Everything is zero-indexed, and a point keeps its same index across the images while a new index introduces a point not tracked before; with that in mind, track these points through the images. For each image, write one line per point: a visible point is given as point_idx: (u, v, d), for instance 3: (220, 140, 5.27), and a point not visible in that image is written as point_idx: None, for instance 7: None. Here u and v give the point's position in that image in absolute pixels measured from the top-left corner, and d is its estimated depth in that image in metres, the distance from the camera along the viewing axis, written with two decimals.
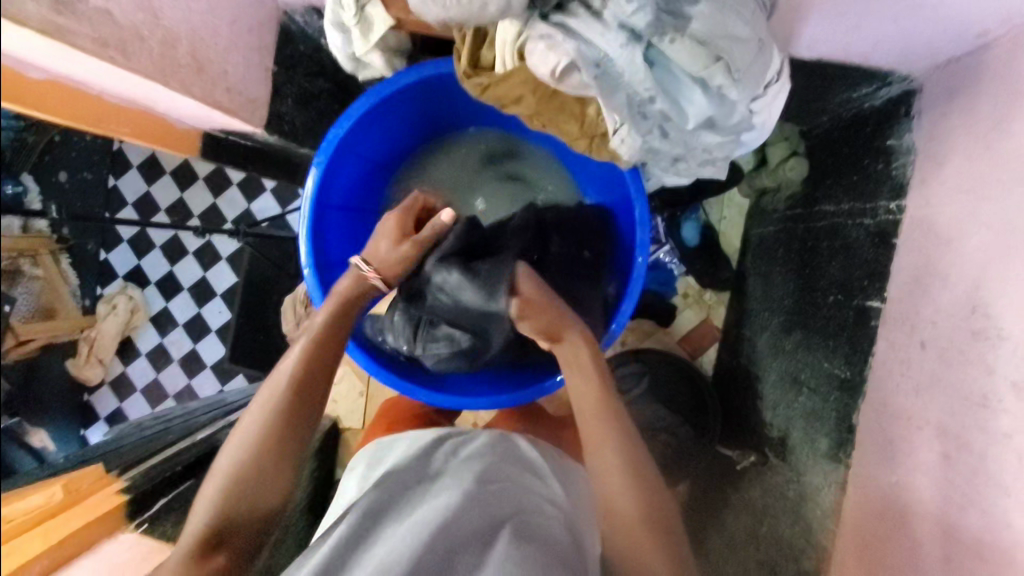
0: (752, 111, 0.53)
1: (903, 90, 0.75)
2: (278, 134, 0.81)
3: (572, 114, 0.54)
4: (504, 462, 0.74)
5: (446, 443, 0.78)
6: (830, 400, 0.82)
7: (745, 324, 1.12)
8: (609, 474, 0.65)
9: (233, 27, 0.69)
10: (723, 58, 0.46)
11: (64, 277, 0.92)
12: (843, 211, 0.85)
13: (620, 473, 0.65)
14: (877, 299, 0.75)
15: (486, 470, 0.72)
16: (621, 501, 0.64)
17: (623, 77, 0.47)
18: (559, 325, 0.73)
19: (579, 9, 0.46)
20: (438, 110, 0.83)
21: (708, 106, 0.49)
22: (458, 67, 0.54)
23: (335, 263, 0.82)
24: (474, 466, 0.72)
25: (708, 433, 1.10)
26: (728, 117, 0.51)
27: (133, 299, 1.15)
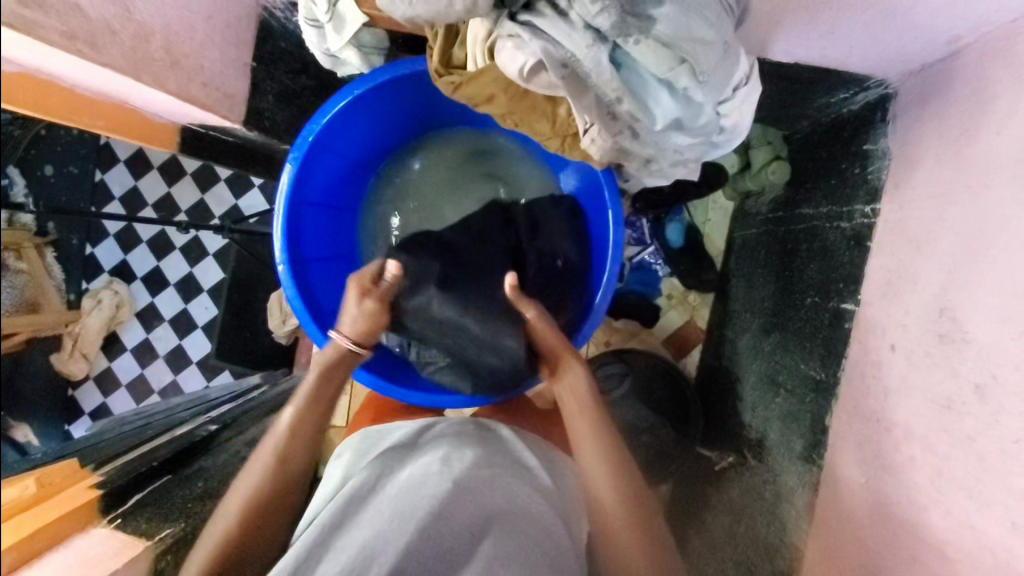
0: (721, 111, 0.53)
1: (879, 94, 0.75)
2: (258, 130, 0.81)
3: (543, 113, 0.54)
4: (495, 452, 0.73)
5: (435, 427, 0.78)
6: (806, 401, 0.82)
7: (728, 326, 1.12)
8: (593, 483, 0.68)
9: (210, 22, 0.69)
10: (687, 60, 0.46)
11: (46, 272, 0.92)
12: (821, 214, 0.86)
13: (607, 487, 0.67)
14: (851, 302, 0.76)
15: (476, 456, 0.70)
16: (607, 504, 0.66)
17: (590, 77, 0.47)
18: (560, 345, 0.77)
19: (546, 10, 0.46)
20: (416, 109, 0.84)
21: (673, 108, 0.49)
22: (431, 65, 0.54)
23: (311, 260, 0.82)
24: (466, 453, 0.70)
25: (688, 433, 1.11)
26: (696, 118, 0.52)
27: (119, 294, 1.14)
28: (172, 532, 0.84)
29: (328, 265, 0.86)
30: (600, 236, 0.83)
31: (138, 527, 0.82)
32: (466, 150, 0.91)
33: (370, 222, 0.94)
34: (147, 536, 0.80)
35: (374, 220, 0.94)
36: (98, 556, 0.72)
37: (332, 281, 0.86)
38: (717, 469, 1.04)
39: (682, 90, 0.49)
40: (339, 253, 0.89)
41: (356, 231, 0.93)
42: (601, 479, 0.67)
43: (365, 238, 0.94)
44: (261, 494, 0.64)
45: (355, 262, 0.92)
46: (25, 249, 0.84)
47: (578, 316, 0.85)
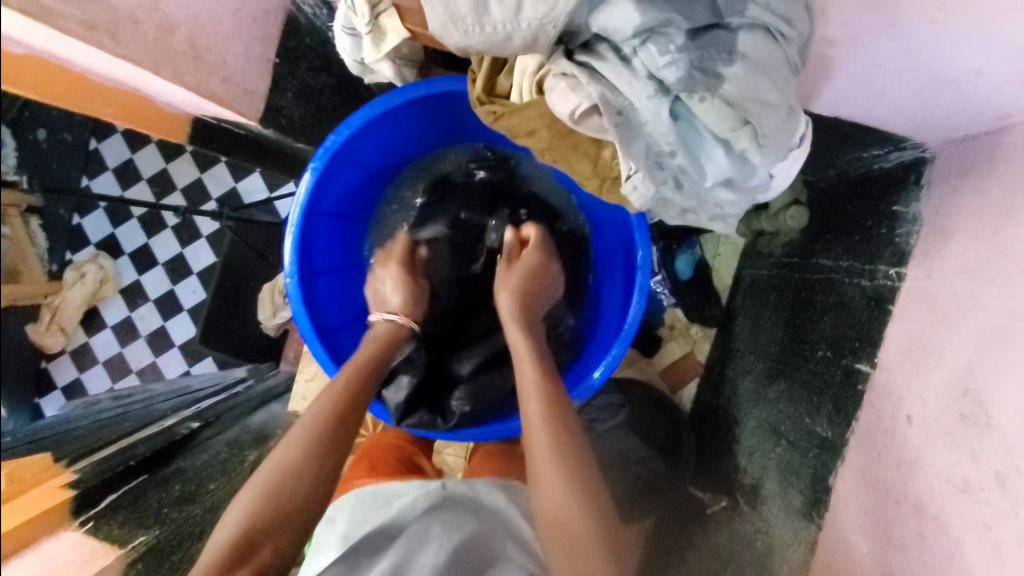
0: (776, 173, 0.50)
1: (915, 157, 0.74)
2: (274, 128, 0.77)
3: (586, 153, 0.51)
4: (488, 527, 0.72)
5: (435, 484, 0.77)
6: (809, 456, 0.81)
7: (729, 366, 1.13)
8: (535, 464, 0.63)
9: (236, 15, 0.66)
10: (752, 122, 0.43)
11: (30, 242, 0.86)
12: (841, 268, 0.85)
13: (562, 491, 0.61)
14: (866, 363, 0.74)
15: (468, 524, 0.71)
16: (557, 498, 0.61)
17: (645, 126, 0.45)
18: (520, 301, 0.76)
19: (608, 52, 0.44)
20: (446, 125, 0.81)
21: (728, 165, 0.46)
22: (474, 91, 0.53)
23: (320, 272, 0.79)
24: (466, 521, 0.71)
25: (679, 469, 1.09)
26: (747, 178, 0.48)
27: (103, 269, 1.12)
28: (145, 541, 0.82)
29: (334, 276, 0.82)
30: (618, 277, 0.84)
31: (110, 534, 0.79)
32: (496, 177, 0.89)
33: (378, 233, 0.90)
34: (119, 545, 0.79)
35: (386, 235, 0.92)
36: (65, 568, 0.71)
37: (341, 292, 0.84)
38: (707, 513, 1.03)
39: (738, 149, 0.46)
40: (350, 265, 0.87)
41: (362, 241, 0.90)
42: (535, 437, 0.64)
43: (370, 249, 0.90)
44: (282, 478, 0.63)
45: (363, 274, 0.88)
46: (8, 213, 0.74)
47: (587, 350, 0.85)
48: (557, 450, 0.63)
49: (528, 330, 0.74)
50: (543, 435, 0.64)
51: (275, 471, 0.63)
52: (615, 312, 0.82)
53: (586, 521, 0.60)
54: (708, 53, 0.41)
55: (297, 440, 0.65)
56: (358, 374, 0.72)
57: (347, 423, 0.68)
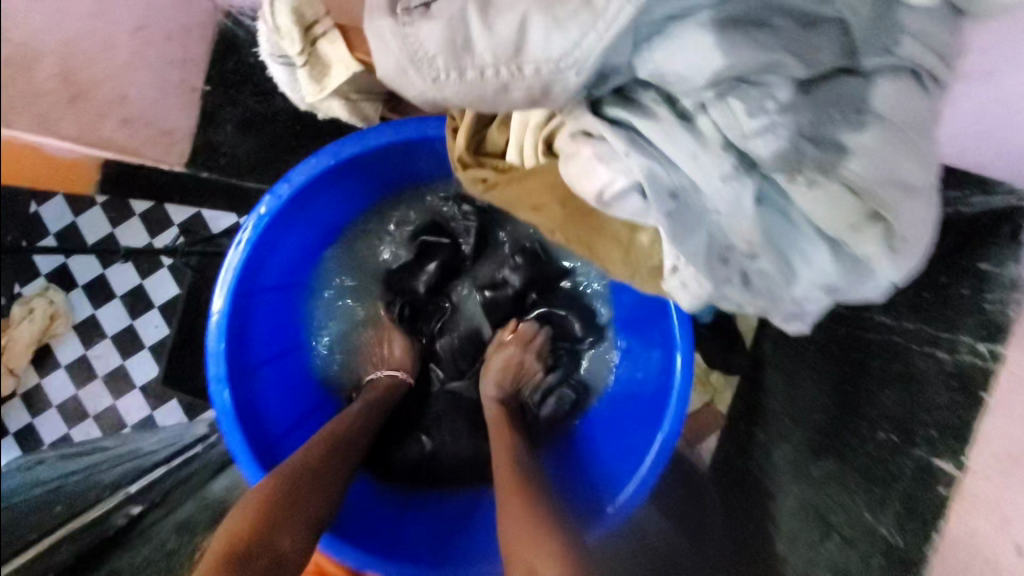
0: (897, 283, 0.40)
1: (1009, 204, 0.58)
2: (211, 169, 0.68)
3: (613, 235, 0.42)
4: None
5: None
6: (873, 565, 0.67)
7: (757, 425, 0.98)
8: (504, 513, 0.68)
9: (139, 34, 0.50)
10: (886, 215, 0.35)
11: None
12: (906, 331, 0.70)
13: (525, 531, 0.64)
14: (951, 462, 0.60)
15: None
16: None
17: (719, 209, 0.37)
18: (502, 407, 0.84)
19: (666, 109, 0.37)
20: (393, 173, 0.80)
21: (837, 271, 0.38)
22: (456, 150, 0.46)
23: (259, 364, 0.78)
24: None
25: (704, 546, 0.95)
26: (853, 288, 0.39)
27: None
28: None
29: (275, 358, 0.81)
30: (645, 368, 0.80)
31: None
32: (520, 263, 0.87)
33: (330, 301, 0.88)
34: None
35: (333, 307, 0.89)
36: None
37: (286, 378, 0.83)
38: None
39: (853, 250, 0.37)
40: (298, 345, 0.85)
41: (308, 310, 0.87)
42: (511, 516, 0.66)
43: (320, 317, 0.88)
44: (269, 500, 0.67)
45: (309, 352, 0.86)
46: None
47: (604, 441, 0.83)
48: (522, 511, 0.66)
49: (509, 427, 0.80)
50: (516, 525, 0.65)
51: (265, 489, 0.68)
52: (639, 397, 0.80)
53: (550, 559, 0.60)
54: (824, 117, 0.36)
55: (291, 463, 0.71)
56: (352, 421, 0.79)
57: (339, 464, 0.74)
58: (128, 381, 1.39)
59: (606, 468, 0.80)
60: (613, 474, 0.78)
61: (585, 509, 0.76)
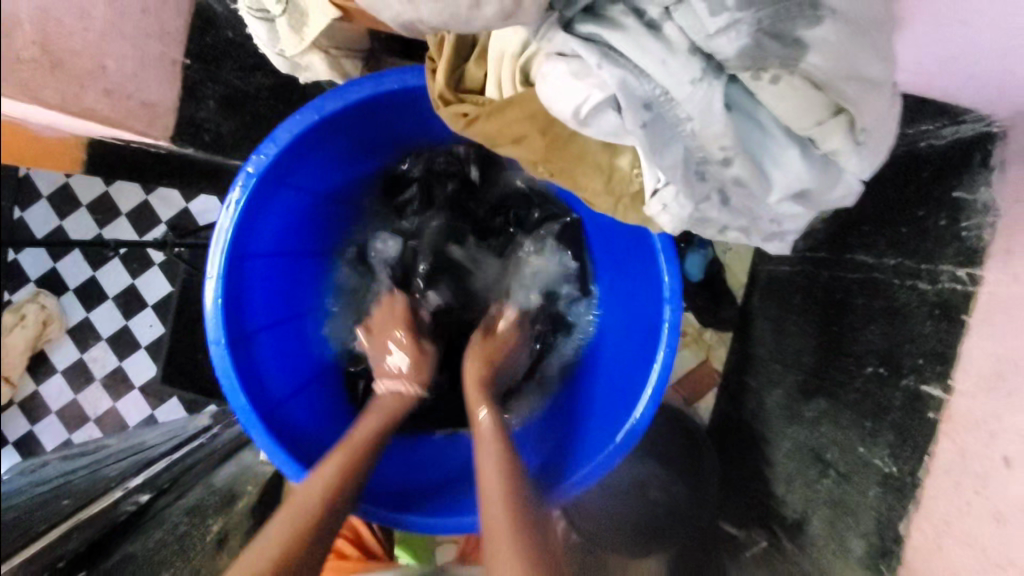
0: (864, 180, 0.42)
1: (978, 132, 0.60)
2: (193, 146, 0.64)
3: (596, 164, 0.43)
4: None
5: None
6: (868, 496, 0.68)
7: (749, 374, 1.00)
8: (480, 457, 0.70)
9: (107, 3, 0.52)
10: (846, 110, 0.37)
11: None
12: (887, 268, 0.72)
13: (495, 493, 0.66)
14: (937, 386, 0.62)
15: None
16: (495, 513, 0.64)
17: (688, 121, 0.37)
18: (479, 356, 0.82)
19: (627, 19, 0.37)
20: (380, 135, 0.75)
21: (805, 172, 0.39)
22: (437, 87, 0.46)
23: (257, 330, 0.70)
24: None
25: (700, 492, 0.98)
26: (827, 190, 0.41)
27: (46, 310, 1.33)
28: None
29: (275, 330, 0.74)
30: (625, 305, 0.77)
31: None
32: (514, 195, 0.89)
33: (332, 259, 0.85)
34: None
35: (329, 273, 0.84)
36: None
37: (285, 346, 0.76)
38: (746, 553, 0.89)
39: (822, 149, 0.38)
40: (297, 313, 0.79)
41: (314, 281, 0.83)
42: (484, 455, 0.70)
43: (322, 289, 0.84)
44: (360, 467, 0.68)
45: (310, 321, 0.81)
46: None
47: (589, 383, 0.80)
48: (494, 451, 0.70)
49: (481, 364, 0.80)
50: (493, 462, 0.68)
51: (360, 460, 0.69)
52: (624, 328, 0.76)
53: (502, 502, 0.65)
54: (786, 10, 0.33)
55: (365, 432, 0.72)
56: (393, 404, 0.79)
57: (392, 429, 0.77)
58: (127, 382, 1.39)
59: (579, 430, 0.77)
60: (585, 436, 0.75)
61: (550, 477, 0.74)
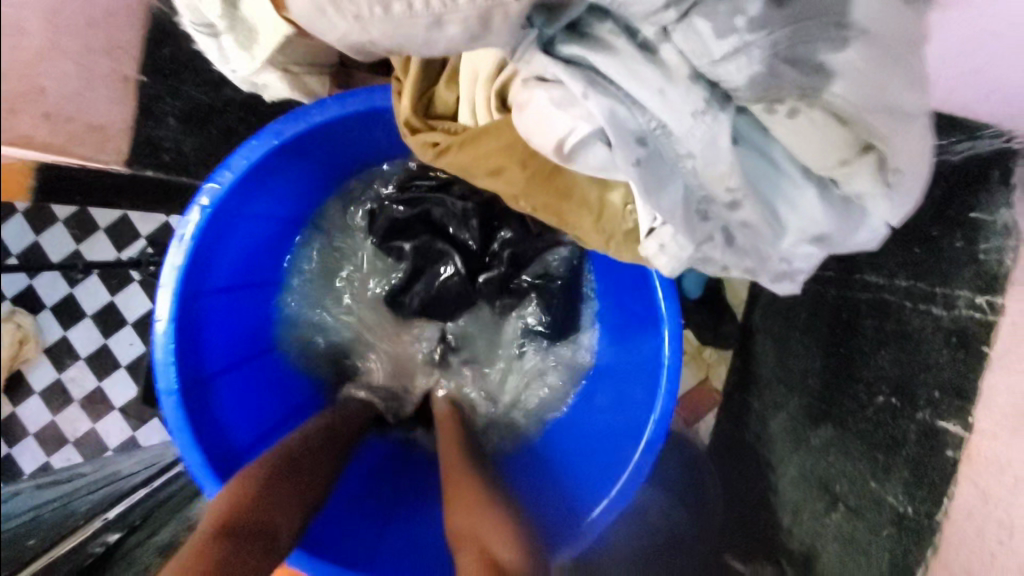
0: (892, 226, 0.39)
1: (995, 147, 0.56)
2: (153, 167, 0.60)
3: (583, 198, 0.40)
4: None
5: None
6: (881, 534, 0.64)
7: (753, 395, 0.97)
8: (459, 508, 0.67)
9: (72, 23, 0.45)
10: (877, 147, 0.33)
11: None
12: (897, 289, 0.68)
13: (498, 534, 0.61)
14: (955, 421, 0.57)
15: None
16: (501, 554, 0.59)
17: (688, 156, 0.33)
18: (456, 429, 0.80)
19: (622, 43, 0.33)
20: (339, 158, 0.73)
21: (824, 218, 0.36)
22: (404, 111, 0.43)
23: (216, 373, 0.69)
24: None
25: (707, 521, 0.93)
26: (849, 236, 0.37)
27: (24, 328, 1.32)
28: None
29: (235, 369, 0.72)
30: (620, 344, 0.75)
31: None
32: (509, 238, 0.78)
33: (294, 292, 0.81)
34: None
35: (294, 314, 0.81)
36: None
37: (247, 389, 0.73)
38: None
39: (844, 190, 0.35)
40: (258, 351, 0.77)
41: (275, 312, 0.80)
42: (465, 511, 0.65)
43: (285, 318, 0.81)
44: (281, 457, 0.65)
45: (275, 355, 0.79)
46: None
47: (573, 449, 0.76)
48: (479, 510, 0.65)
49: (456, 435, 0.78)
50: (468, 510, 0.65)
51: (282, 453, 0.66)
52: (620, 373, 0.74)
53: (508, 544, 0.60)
54: (808, 29, 0.30)
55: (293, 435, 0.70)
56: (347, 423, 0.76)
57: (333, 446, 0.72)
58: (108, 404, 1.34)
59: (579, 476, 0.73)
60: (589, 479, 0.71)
61: (560, 523, 0.69)
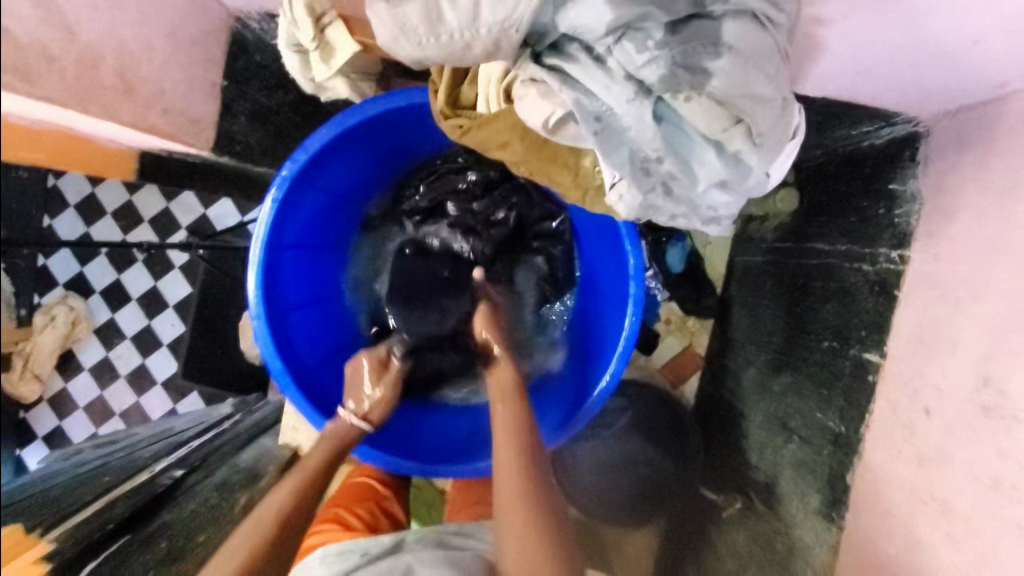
0: (770, 173, 0.51)
1: (908, 132, 0.70)
2: (228, 155, 0.73)
3: (565, 164, 0.53)
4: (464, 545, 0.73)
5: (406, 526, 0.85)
6: (822, 453, 0.77)
7: (729, 356, 1.09)
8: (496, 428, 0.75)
9: (170, 39, 0.61)
10: (745, 119, 0.46)
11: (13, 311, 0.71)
12: (838, 252, 0.81)
13: (512, 484, 0.69)
14: (877, 352, 0.71)
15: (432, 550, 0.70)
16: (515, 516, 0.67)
17: (629, 131, 0.46)
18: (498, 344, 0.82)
19: (580, 53, 0.46)
20: (406, 141, 0.82)
21: (721, 168, 0.48)
22: (437, 106, 0.56)
23: (290, 309, 0.78)
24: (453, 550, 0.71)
25: (687, 465, 1.07)
26: (743, 180, 0.49)
27: None
28: None
29: (308, 310, 0.82)
30: (604, 282, 0.83)
31: None
32: (514, 203, 0.88)
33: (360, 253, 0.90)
34: None
35: (355, 273, 0.90)
36: None
37: (314, 328, 0.83)
38: (722, 513, 0.98)
39: (732, 150, 0.47)
40: (324, 297, 0.86)
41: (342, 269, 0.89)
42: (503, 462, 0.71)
43: (351, 275, 0.90)
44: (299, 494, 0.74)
45: (340, 305, 0.88)
46: None
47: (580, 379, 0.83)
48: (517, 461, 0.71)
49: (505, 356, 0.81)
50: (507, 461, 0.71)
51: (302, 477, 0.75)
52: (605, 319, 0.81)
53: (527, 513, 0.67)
54: (694, 49, 0.44)
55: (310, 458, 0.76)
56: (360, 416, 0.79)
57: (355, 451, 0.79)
58: None
59: (566, 398, 0.85)
60: (569, 400, 0.84)
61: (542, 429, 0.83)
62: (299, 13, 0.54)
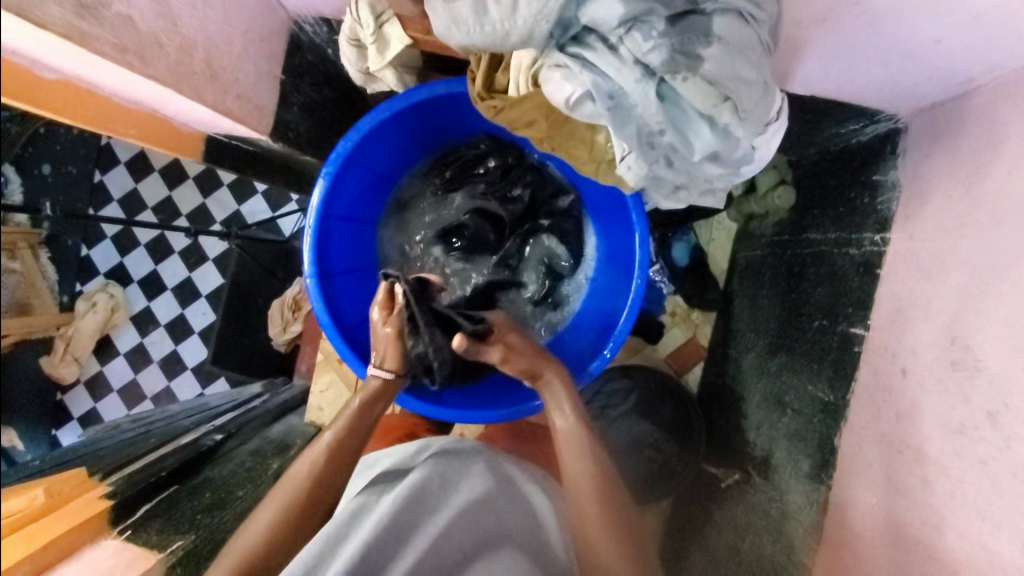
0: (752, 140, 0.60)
1: (889, 128, 0.78)
2: (282, 141, 0.82)
3: (582, 139, 0.63)
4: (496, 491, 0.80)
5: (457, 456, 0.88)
6: (814, 421, 0.84)
7: (731, 344, 1.16)
8: (562, 449, 0.76)
9: (245, 35, 0.71)
10: (730, 97, 0.54)
11: (40, 274, 0.76)
12: (829, 240, 0.89)
13: (586, 488, 0.72)
14: (861, 326, 0.78)
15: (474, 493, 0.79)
16: (589, 516, 0.71)
17: (636, 108, 0.55)
18: (541, 367, 0.80)
19: (596, 43, 0.55)
20: (439, 128, 0.91)
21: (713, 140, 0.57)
22: (475, 88, 0.64)
23: (336, 274, 0.87)
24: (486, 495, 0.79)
25: (692, 446, 1.11)
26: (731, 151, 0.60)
27: None
28: (182, 544, 0.81)
29: (353, 278, 0.91)
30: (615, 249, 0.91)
31: (149, 540, 0.80)
32: (528, 181, 0.96)
33: (393, 228, 1.00)
34: (159, 549, 0.78)
35: (391, 246, 0.99)
36: (108, 570, 0.70)
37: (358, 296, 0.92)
38: (721, 486, 1.05)
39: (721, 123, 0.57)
40: (364, 268, 0.95)
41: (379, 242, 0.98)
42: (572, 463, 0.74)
43: (387, 248, 0.99)
44: (283, 522, 0.68)
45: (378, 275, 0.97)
46: (18, 247, 0.68)
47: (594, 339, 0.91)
48: (586, 460, 0.74)
49: (564, 379, 0.80)
50: (583, 466, 0.74)
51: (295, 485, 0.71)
52: (618, 290, 0.89)
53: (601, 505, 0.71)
54: (688, 39, 0.52)
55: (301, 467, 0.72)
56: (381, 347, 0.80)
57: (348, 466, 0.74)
58: None
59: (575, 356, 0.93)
60: (579, 358, 0.92)
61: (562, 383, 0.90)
62: (364, 13, 0.65)
